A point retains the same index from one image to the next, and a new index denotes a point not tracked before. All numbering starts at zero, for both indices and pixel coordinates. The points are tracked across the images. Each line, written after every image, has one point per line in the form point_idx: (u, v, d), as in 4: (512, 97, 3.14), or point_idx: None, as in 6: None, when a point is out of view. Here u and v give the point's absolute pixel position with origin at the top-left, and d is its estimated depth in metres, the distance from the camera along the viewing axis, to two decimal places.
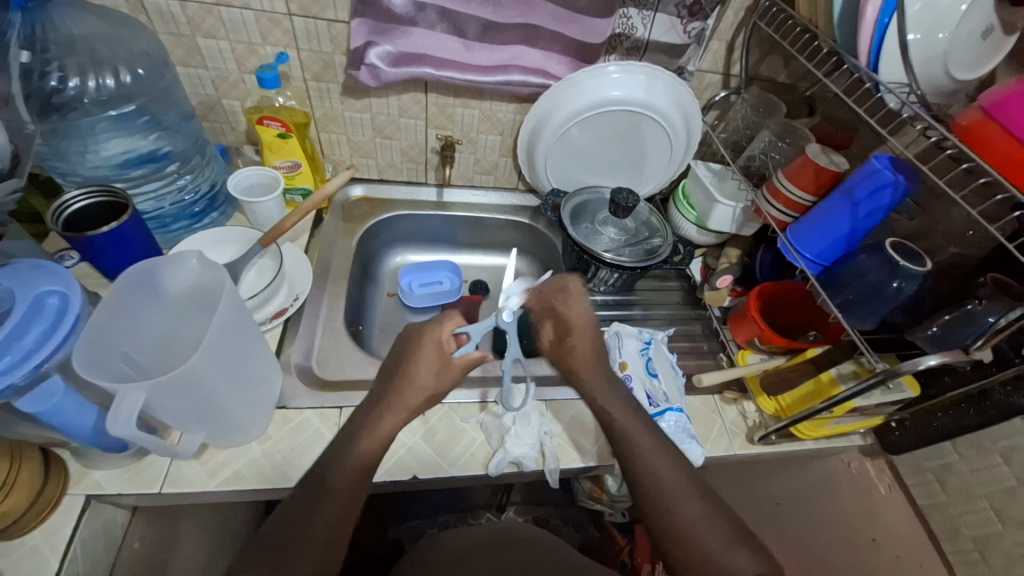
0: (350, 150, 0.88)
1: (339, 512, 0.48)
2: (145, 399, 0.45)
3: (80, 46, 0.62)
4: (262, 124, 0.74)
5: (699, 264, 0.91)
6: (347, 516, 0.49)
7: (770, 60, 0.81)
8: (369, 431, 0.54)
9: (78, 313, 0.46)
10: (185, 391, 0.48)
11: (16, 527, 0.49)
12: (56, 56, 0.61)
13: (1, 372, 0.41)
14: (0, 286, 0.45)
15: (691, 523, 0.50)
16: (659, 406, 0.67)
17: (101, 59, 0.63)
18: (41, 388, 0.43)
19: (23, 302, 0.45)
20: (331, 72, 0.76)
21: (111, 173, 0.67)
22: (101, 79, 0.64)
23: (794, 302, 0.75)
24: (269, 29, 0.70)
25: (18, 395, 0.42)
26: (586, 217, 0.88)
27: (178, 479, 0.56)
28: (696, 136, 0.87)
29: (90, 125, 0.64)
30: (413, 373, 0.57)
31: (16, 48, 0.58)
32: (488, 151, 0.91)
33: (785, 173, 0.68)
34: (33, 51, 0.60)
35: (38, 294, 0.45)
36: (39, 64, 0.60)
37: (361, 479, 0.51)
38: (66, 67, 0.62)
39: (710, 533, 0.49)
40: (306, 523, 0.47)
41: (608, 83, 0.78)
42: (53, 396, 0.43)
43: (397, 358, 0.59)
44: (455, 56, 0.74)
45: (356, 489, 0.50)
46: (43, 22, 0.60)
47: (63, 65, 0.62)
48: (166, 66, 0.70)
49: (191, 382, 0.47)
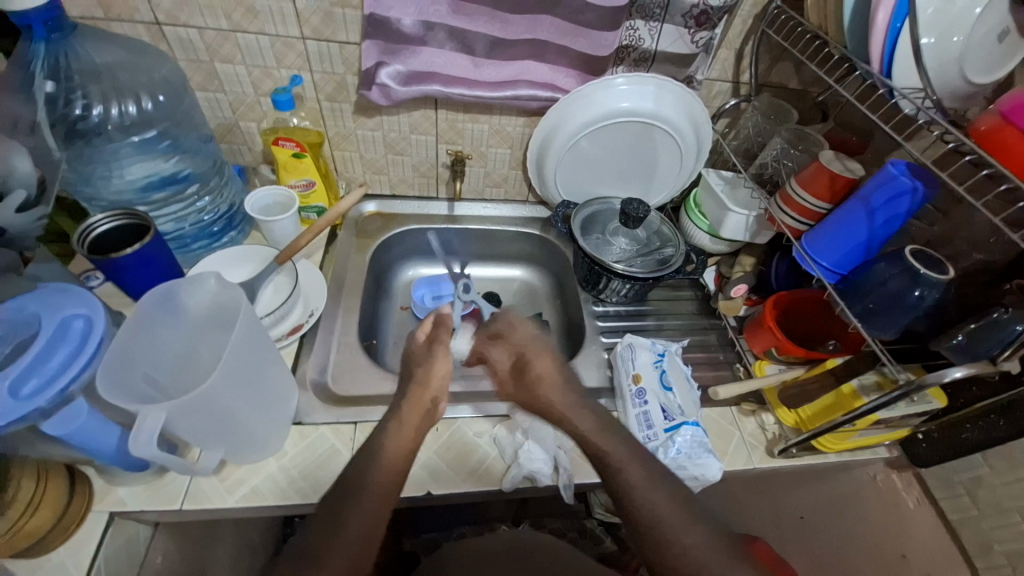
0: (363, 167, 0.90)
1: (353, 547, 0.46)
2: (165, 418, 0.46)
3: (103, 74, 0.65)
4: (277, 145, 0.76)
5: (714, 273, 0.90)
6: (361, 550, 0.46)
7: (780, 66, 0.81)
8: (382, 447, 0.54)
9: (100, 336, 0.47)
10: (203, 410, 0.49)
11: (42, 544, 0.50)
12: (80, 84, 0.64)
13: (27, 395, 0.42)
14: (26, 310, 0.47)
15: (694, 542, 0.49)
16: (675, 420, 0.66)
17: (123, 86, 0.66)
18: (66, 410, 0.44)
19: (48, 326, 0.46)
20: (343, 93, 0.77)
21: (134, 196, 0.69)
22: (123, 106, 0.66)
23: (811, 311, 0.74)
24: (283, 53, 0.72)
25: (43, 419, 0.43)
26: (597, 228, 0.88)
27: (197, 495, 0.57)
28: (707, 145, 0.86)
29: (113, 151, 0.67)
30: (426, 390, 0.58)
31: (42, 79, 0.61)
32: (498, 164, 0.92)
33: (798, 180, 0.67)
34: (57, 81, 0.62)
35: (62, 318, 0.47)
36: (64, 92, 0.63)
37: (378, 510, 0.49)
38: (90, 94, 0.64)
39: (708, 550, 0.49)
40: (317, 555, 0.45)
41: (616, 95, 0.79)
42: (76, 419, 0.44)
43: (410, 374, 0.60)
44: (465, 73, 0.75)
45: (371, 522, 0.48)
46: (70, 54, 0.62)
47: (87, 93, 0.64)
48: (185, 91, 0.72)
49: (209, 401, 0.48)
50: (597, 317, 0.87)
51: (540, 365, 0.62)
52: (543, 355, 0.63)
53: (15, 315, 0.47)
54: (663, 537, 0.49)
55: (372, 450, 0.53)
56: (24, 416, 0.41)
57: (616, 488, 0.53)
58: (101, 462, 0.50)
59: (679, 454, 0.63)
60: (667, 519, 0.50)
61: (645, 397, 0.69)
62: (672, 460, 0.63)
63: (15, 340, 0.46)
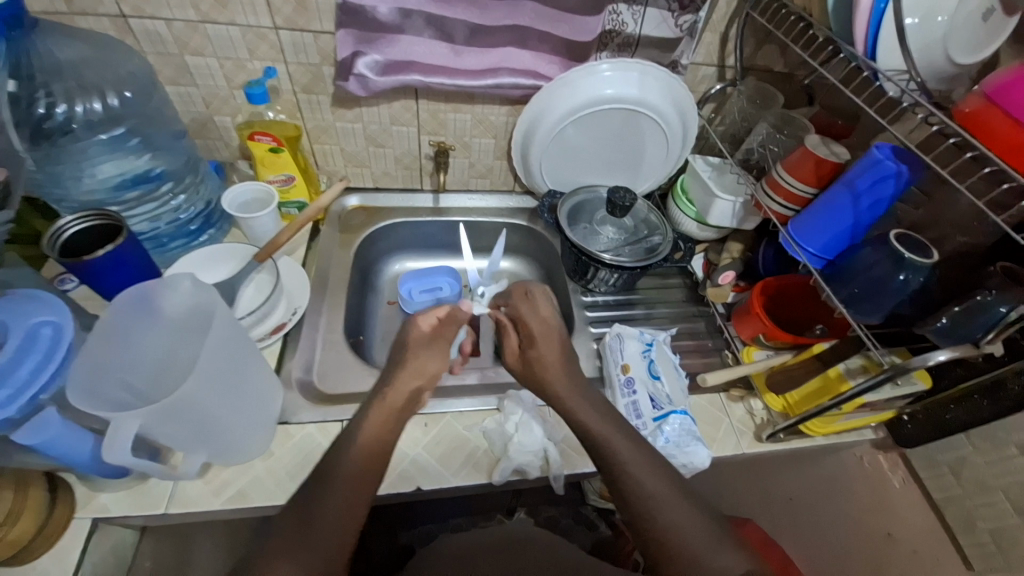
0: (344, 160, 0.88)
1: (324, 547, 0.45)
2: (140, 425, 0.45)
3: (66, 71, 0.63)
4: (253, 140, 0.74)
5: (702, 260, 0.90)
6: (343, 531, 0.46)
7: (766, 49, 0.79)
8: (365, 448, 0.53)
9: (71, 341, 0.46)
10: (181, 415, 0.48)
11: (26, 552, 0.49)
12: (42, 83, 0.61)
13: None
14: None
15: (687, 522, 0.49)
16: (663, 409, 0.66)
17: (88, 82, 0.64)
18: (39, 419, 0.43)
19: (17, 335, 0.45)
20: (320, 84, 0.75)
21: (106, 196, 0.67)
22: (88, 103, 0.64)
23: (798, 296, 0.74)
24: (255, 44, 0.69)
25: (13, 429, 0.42)
26: (584, 218, 0.87)
27: (183, 499, 0.56)
28: (693, 130, 0.85)
29: (81, 150, 0.65)
30: (414, 380, 0.59)
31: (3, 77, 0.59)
32: (483, 154, 0.90)
33: (784, 165, 0.67)
34: (19, 80, 0.60)
35: (30, 325, 0.46)
36: (27, 92, 0.61)
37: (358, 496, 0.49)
38: (53, 92, 0.62)
39: (704, 530, 0.48)
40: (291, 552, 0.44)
41: (600, 81, 0.77)
42: (48, 427, 0.43)
43: (406, 366, 0.61)
44: (444, 62, 0.73)
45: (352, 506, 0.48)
46: (29, 50, 0.60)
47: (50, 91, 0.62)
48: (153, 86, 0.70)
49: (186, 405, 0.47)
50: (586, 307, 0.87)
51: (542, 348, 0.64)
52: (549, 341, 0.65)
53: None
54: (661, 518, 0.49)
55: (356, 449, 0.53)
56: None
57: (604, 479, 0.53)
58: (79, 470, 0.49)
59: (667, 443, 0.63)
60: (662, 497, 0.50)
61: (633, 386, 0.69)
62: (661, 449, 0.63)
63: None
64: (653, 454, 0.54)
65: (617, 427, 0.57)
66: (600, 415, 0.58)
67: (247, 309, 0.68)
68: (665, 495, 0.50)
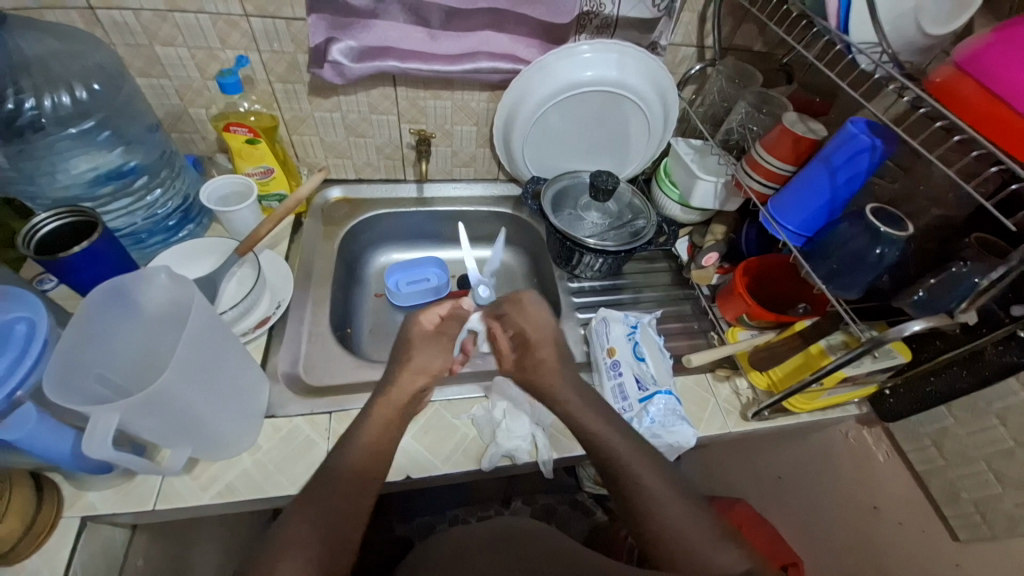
0: (325, 152, 0.87)
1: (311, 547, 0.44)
2: (119, 419, 0.44)
3: (33, 66, 0.61)
4: (229, 131, 0.73)
5: (686, 243, 0.89)
6: (345, 520, 0.47)
7: (744, 28, 0.79)
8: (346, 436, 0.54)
9: (45, 336, 0.46)
10: (161, 409, 0.47)
11: (14, 553, 0.49)
12: (10, 77, 0.60)
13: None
14: None
15: (678, 509, 0.49)
16: (648, 390, 0.66)
17: (55, 76, 0.62)
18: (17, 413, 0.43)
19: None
20: (296, 73, 0.74)
21: (81, 191, 0.66)
22: (56, 96, 0.62)
23: (780, 276, 0.74)
24: (226, 33, 0.68)
25: None
26: (569, 204, 0.87)
27: (171, 495, 0.56)
28: (674, 112, 0.85)
29: (51, 145, 0.63)
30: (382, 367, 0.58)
31: None
32: (465, 142, 0.90)
33: (763, 145, 0.67)
34: None
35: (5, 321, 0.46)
36: None
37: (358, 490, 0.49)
38: (22, 87, 0.60)
39: (688, 513, 0.49)
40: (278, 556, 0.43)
41: (580, 64, 0.77)
42: (29, 421, 0.43)
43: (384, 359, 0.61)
44: (421, 47, 0.72)
45: (350, 500, 0.48)
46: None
47: (19, 86, 0.60)
48: (123, 78, 0.68)
49: (166, 399, 0.47)
50: (572, 293, 0.87)
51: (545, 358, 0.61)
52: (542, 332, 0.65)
53: None
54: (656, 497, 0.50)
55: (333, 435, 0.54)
56: None
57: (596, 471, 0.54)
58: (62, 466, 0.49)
59: (652, 423, 0.64)
60: (657, 482, 0.51)
61: (619, 369, 0.69)
62: (647, 429, 0.64)
63: None
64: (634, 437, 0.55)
65: (598, 407, 0.57)
66: (584, 397, 0.58)
67: (229, 304, 0.68)
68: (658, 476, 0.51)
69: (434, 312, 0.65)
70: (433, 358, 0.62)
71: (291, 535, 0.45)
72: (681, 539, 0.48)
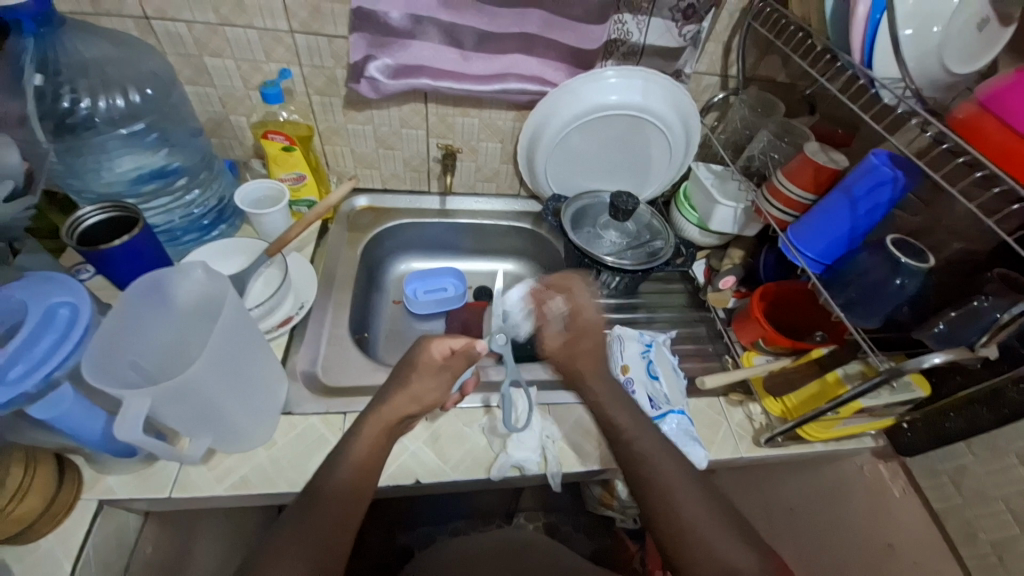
0: (354, 162, 0.90)
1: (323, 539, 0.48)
2: (149, 404, 0.46)
3: (91, 69, 0.65)
4: (267, 139, 0.77)
5: (703, 266, 0.91)
6: (336, 530, 0.49)
7: (768, 60, 0.82)
8: (361, 435, 0.55)
9: (87, 323, 0.47)
10: (189, 397, 0.49)
11: (32, 531, 0.51)
12: (69, 79, 0.64)
13: (14, 382, 0.43)
14: (14, 298, 0.47)
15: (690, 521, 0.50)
16: (661, 408, 0.67)
17: (112, 80, 0.66)
18: (53, 396, 0.46)
19: (36, 313, 0.47)
20: (334, 87, 0.78)
21: (124, 188, 0.70)
22: (110, 98, 0.67)
23: (797, 303, 0.75)
24: (272, 47, 0.72)
25: (30, 403, 0.45)
26: (588, 222, 0.88)
27: (187, 483, 0.57)
28: (696, 138, 0.87)
29: (101, 144, 0.67)
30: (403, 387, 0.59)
31: (32, 72, 0.61)
32: (489, 158, 0.92)
33: (784, 172, 0.68)
34: (46, 75, 0.63)
35: (49, 305, 0.47)
36: (53, 87, 0.64)
37: (358, 499, 0.52)
38: (79, 88, 0.65)
39: (712, 516, 0.50)
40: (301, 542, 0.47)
41: (605, 88, 0.79)
42: (61, 403, 0.46)
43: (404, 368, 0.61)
44: (453, 67, 0.75)
45: (347, 510, 0.51)
46: (57, 49, 0.63)
47: (76, 87, 0.65)
48: (173, 85, 0.72)
49: (194, 388, 0.49)
50: None
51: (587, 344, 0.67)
52: None
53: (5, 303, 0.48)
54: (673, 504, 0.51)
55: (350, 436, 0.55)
56: (10, 400, 0.42)
57: None
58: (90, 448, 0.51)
59: None
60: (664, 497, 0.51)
61: (632, 386, 0.69)
62: None
63: (8, 326, 0.47)
64: (656, 441, 0.56)
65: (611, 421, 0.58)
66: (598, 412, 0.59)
67: (255, 302, 0.70)
68: (681, 481, 0.52)
69: (446, 345, 0.62)
70: (443, 387, 0.60)
71: (292, 538, 0.47)
72: (696, 544, 0.48)
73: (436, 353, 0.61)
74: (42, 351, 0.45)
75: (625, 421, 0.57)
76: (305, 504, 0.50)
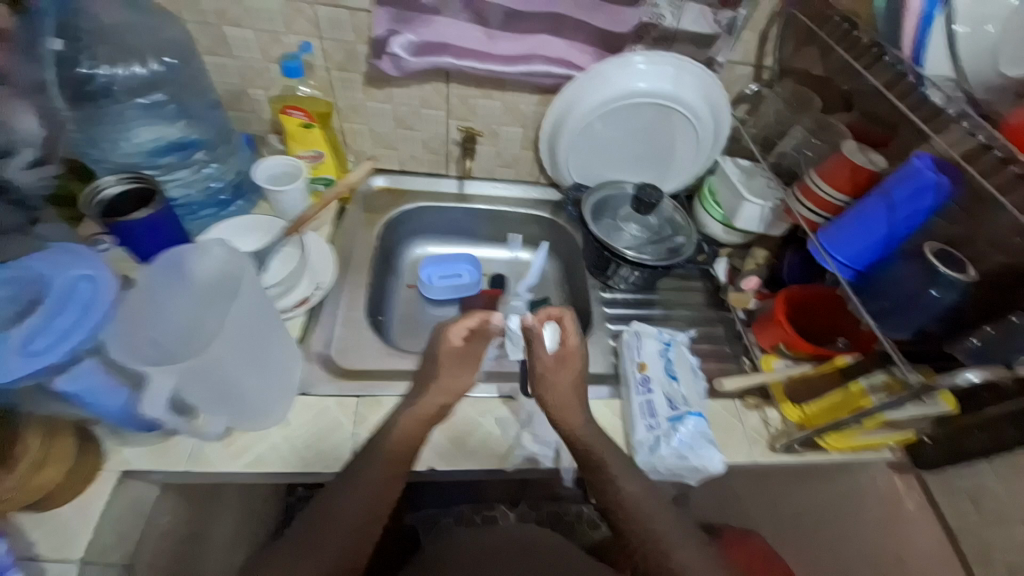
0: (373, 142, 0.88)
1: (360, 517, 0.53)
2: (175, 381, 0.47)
3: (110, 35, 0.64)
4: (285, 114, 0.75)
5: (725, 265, 0.86)
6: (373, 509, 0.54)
7: (805, 52, 0.76)
8: (401, 423, 0.56)
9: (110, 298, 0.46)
10: (211, 376, 0.50)
11: (52, 499, 0.52)
12: (87, 45, 0.63)
13: (38, 354, 0.42)
14: (36, 269, 0.47)
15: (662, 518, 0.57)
16: (678, 409, 0.65)
17: (130, 47, 0.65)
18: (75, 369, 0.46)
19: (60, 285, 0.46)
20: (354, 62, 0.75)
21: (142, 160, 0.68)
22: (129, 67, 0.65)
23: (824, 307, 0.72)
24: (292, 18, 0.70)
25: (52, 376, 0.44)
26: (609, 214, 0.86)
27: (203, 459, 0.58)
28: (726, 131, 0.84)
29: (119, 113, 0.66)
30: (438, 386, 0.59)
31: (51, 37, 0.61)
32: (509, 144, 0.90)
33: (817, 172, 0.66)
34: (66, 40, 0.62)
35: (69, 278, 0.47)
36: (73, 53, 0.63)
37: (369, 512, 0.53)
38: (97, 55, 0.64)
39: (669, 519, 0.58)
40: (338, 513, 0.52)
41: (635, 75, 0.76)
42: (88, 376, 0.45)
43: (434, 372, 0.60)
44: (477, 46, 0.72)
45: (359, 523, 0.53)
46: (76, 11, 0.62)
47: (94, 54, 0.63)
48: (191, 55, 0.71)
49: (217, 368, 0.50)
50: (604, 304, 0.86)
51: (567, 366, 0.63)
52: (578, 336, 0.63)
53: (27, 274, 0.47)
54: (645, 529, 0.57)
55: (381, 426, 0.57)
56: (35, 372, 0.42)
57: (623, 484, 0.59)
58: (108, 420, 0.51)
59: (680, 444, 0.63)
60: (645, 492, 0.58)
61: (649, 385, 0.68)
62: (674, 450, 0.63)
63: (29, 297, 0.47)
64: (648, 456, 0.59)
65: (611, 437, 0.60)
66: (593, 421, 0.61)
67: (273, 281, 0.69)
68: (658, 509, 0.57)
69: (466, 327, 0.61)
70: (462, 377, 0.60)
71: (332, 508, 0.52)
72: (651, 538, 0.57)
73: (455, 340, 0.60)
74: (70, 324, 0.45)
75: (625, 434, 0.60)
76: (323, 497, 0.53)
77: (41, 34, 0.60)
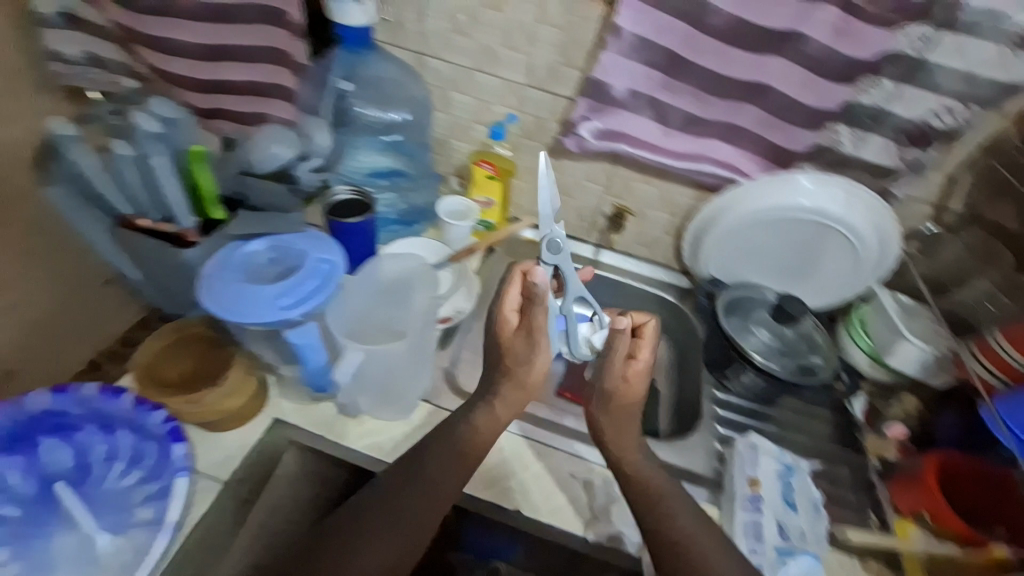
0: (532, 200, 0.98)
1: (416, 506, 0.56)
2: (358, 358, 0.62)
3: (378, 84, 0.83)
4: (477, 165, 0.89)
5: (864, 403, 0.80)
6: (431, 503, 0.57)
7: (1000, 205, 0.73)
8: (467, 422, 0.60)
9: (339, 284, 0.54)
10: (380, 361, 0.64)
11: (226, 422, 0.63)
12: (361, 90, 0.84)
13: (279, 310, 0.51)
14: (296, 244, 0.55)
15: None
16: (791, 543, 0.62)
17: (387, 96, 0.84)
18: (302, 327, 0.58)
19: (310, 261, 0.54)
20: (541, 132, 0.86)
21: (363, 178, 0.87)
22: (383, 110, 0.85)
23: (973, 484, 0.67)
24: (505, 94, 0.83)
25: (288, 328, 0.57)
26: (741, 314, 0.86)
27: (338, 431, 0.67)
28: (890, 260, 0.81)
29: (362, 142, 0.87)
30: (519, 394, 0.60)
31: (340, 79, 0.82)
32: (655, 227, 0.95)
33: (1005, 336, 0.65)
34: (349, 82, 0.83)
35: (316, 258, 0.54)
36: (350, 93, 0.84)
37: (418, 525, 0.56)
38: (365, 98, 0.84)
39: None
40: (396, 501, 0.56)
41: (800, 191, 0.79)
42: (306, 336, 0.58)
43: (512, 376, 0.59)
44: (652, 139, 0.80)
45: (405, 532, 0.55)
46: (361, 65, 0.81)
47: (363, 97, 0.84)
48: (426, 110, 0.87)
49: (387, 357, 0.64)
50: (717, 404, 0.81)
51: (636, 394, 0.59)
52: None
53: (286, 242, 0.55)
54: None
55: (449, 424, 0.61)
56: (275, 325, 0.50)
57: None
58: (298, 370, 0.65)
59: None
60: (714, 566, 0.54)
61: (759, 506, 0.64)
62: None
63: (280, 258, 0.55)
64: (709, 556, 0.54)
65: (653, 495, 0.58)
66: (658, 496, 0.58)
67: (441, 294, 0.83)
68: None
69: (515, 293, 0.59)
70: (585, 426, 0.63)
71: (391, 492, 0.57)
72: None
73: (508, 316, 0.58)
74: (315, 293, 0.52)
75: (678, 502, 0.58)
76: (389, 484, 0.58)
77: (336, 78, 0.82)
